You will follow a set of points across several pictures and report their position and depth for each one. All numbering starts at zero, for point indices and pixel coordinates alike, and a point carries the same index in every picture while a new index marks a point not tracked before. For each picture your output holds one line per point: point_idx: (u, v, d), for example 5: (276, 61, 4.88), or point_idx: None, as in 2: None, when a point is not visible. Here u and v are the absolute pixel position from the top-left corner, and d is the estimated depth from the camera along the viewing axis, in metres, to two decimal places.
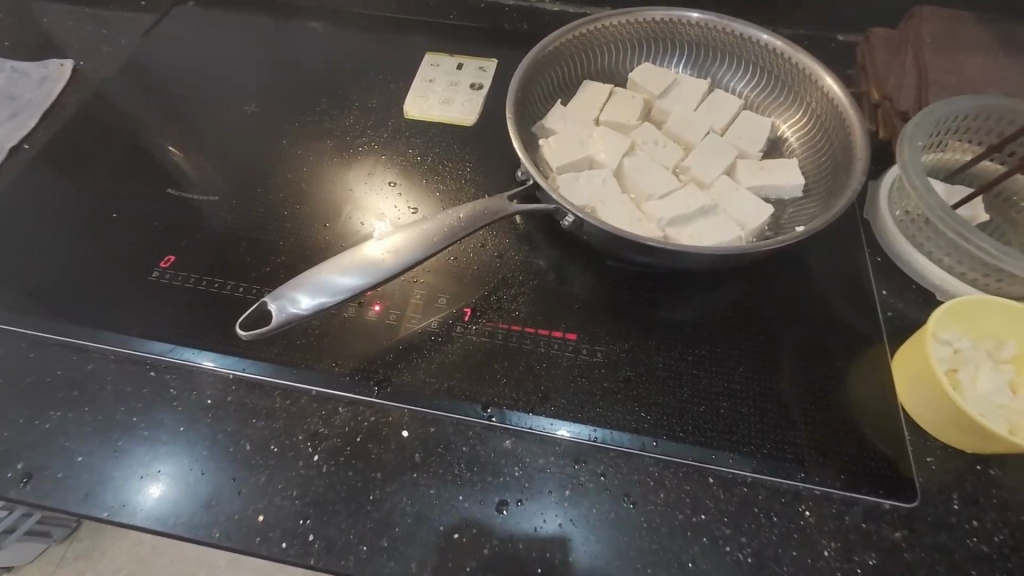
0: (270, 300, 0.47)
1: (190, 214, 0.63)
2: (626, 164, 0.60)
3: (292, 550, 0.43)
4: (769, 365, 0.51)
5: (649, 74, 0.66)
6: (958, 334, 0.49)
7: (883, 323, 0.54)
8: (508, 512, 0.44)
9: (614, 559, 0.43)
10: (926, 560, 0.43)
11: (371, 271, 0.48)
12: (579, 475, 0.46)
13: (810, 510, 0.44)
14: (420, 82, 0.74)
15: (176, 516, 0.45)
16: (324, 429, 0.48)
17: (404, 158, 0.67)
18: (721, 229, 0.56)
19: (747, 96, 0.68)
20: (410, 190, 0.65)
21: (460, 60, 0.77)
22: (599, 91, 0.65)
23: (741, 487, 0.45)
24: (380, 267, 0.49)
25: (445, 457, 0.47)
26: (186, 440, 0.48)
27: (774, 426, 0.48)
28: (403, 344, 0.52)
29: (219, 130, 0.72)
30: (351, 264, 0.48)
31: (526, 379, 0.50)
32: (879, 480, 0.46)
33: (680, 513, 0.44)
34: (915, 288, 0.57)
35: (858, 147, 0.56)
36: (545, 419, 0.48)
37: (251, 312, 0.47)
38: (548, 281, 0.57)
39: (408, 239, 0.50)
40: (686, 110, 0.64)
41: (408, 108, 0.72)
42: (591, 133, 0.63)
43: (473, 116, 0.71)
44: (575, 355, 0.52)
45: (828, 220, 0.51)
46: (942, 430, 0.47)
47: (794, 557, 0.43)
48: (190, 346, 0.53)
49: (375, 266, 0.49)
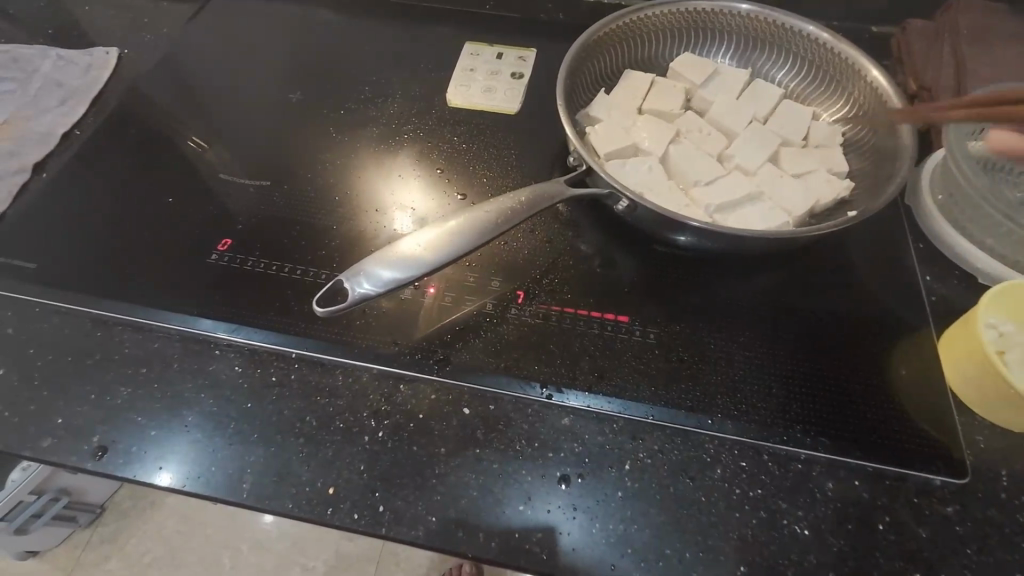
0: (343, 278, 0.48)
1: (241, 198, 0.65)
2: (671, 151, 0.62)
3: (362, 520, 0.45)
4: (817, 347, 0.53)
5: (690, 65, 0.67)
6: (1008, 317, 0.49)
7: (928, 307, 0.55)
8: (570, 486, 0.46)
9: (675, 530, 0.44)
10: (978, 535, 0.44)
11: (422, 260, 0.49)
12: (637, 451, 0.47)
13: (864, 485, 0.46)
14: (461, 71, 0.75)
15: (247, 487, 0.46)
16: (386, 405, 0.50)
17: (449, 146, 0.68)
18: (769, 214, 0.57)
19: (787, 85, 0.69)
20: (456, 176, 0.66)
21: (500, 50, 0.77)
22: (642, 81, 0.66)
23: (796, 464, 0.47)
24: (444, 249, 0.49)
25: (506, 433, 0.48)
26: (252, 416, 0.50)
27: (825, 406, 0.49)
28: (458, 325, 0.54)
29: (263, 118, 0.73)
30: (402, 252, 0.49)
31: (580, 359, 0.52)
32: (931, 458, 0.47)
33: (737, 488, 0.46)
34: (959, 272, 0.57)
35: (905, 135, 0.57)
36: (601, 397, 0.50)
37: (324, 289, 0.48)
38: (597, 265, 0.58)
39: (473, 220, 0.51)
40: (729, 100, 0.65)
41: (450, 96, 0.73)
42: (636, 121, 0.64)
43: (515, 104, 0.72)
44: (628, 336, 0.53)
45: (879, 205, 0.51)
46: (993, 411, 0.48)
47: (851, 531, 0.44)
48: (251, 326, 0.54)
49: (425, 255, 0.49)
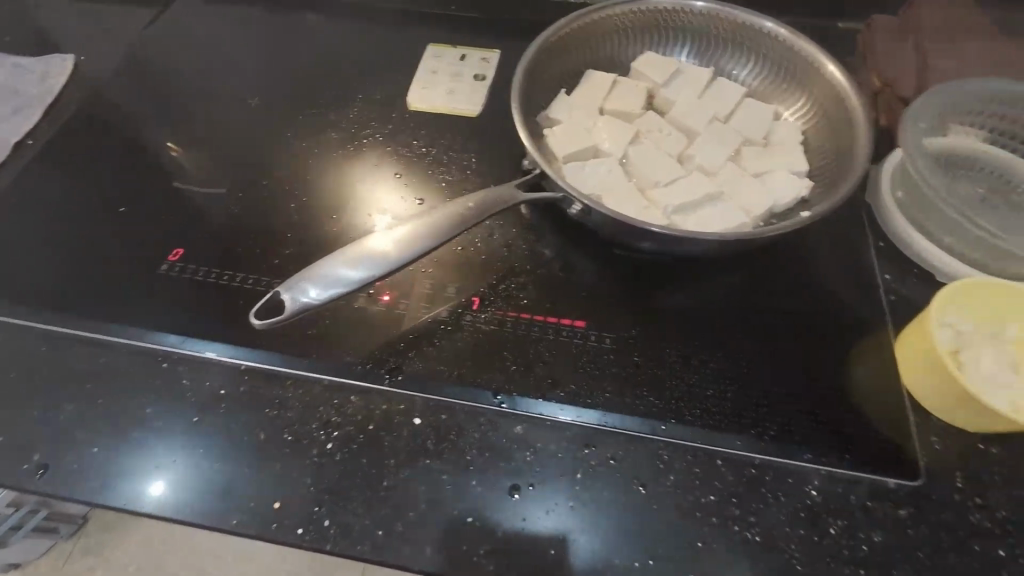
0: (281, 290, 0.47)
1: (195, 206, 0.64)
2: (631, 152, 0.61)
3: (308, 535, 0.44)
4: (774, 349, 0.52)
5: (652, 64, 0.67)
6: (963, 315, 0.49)
7: (886, 306, 0.55)
8: (521, 496, 0.45)
9: (626, 539, 0.44)
10: (930, 537, 0.43)
11: (383, 258, 0.49)
12: (590, 458, 0.47)
13: (817, 490, 0.45)
14: (423, 74, 0.74)
15: (192, 504, 0.45)
16: (336, 417, 0.49)
17: (408, 150, 0.67)
18: (727, 215, 0.56)
19: (749, 83, 0.68)
20: (415, 180, 0.65)
21: (463, 52, 0.76)
22: (604, 81, 0.66)
23: (750, 469, 0.46)
24: (392, 255, 0.49)
25: (457, 443, 0.47)
26: (199, 430, 0.49)
27: (780, 409, 0.49)
28: (412, 333, 0.53)
29: (222, 124, 0.72)
30: (362, 251, 0.49)
31: (535, 366, 0.51)
32: (884, 459, 0.46)
33: (690, 495, 0.45)
34: (919, 270, 0.57)
35: (862, 133, 0.57)
36: (555, 404, 0.49)
37: (262, 302, 0.47)
38: (555, 269, 0.57)
39: (415, 227, 0.50)
40: (690, 99, 0.65)
41: (411, 99, 0.72)
42: (596, 122, 0.63)
43: (477, 107, 0.71)
44: (584, 341, 0.52)
45: (834, 204, 0.51)
46: (947, 411, 0.47)
47: (802, 536, 0.43)
48: (200, 337, 0.54)
49: (387, 253, 0.49)
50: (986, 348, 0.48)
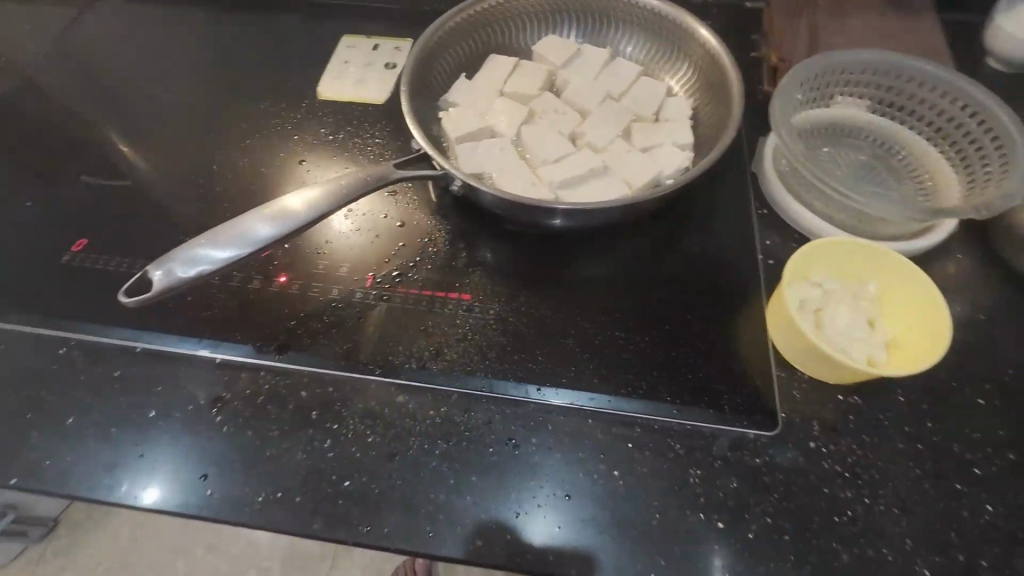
0: (151, 267, 0.48)
1: (102, 198, 0.65)
2: (523, 132, 0.63)
3: (192, 504, 0.46)
4: (652, 314, 0.54)
5: (550, 47, 0.68)
6: (827, 275, 0.52)
7: (764, 270, 0.57)
8: (398, 460, 0.47)
9: (495, 496, 0.45)
10: (782, 482, 0.46)
11: (292, 219, 0.51)
12: (466, 422, 0.49)
13: (680, 443, 0.48)
14: (334, 64, 0.76)
15: (82, 480, 0.47)
16: (225, 393, 0.51)
17: (315, 138, 0.69)
18: (609, 188, 0.58)
19: (646, 63, 0.70)
20: (320, 167, 0.67)
21: (375, 41, 0.78)
22: (502, 64, 0.68)
23: (617, 427, 0.48)
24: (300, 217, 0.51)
25: (340, 414, 0.49)
26: (92, 411, 0.50)
27: (651, 370, 0.51)
28: (304, 311, 0.55)
29: (133, 117, 0.73)
30: (275, 212, 0.51)
31: (419, 338, 0.53)
32: (746, 413, 0.49)
33: (559, 452, 0.47)
34: (797, 236, 0.59)
35: (737, 105, 0.59)
36: (436, 373, 0.51)
37: (133, 281, 0.48)
38: (448, 246, 0.59)
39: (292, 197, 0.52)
40: (585, 79, 0.67)
41: (322, 89, 0.73)
42: (493, 104, 0.65)
43: (384, 94, 0.72)
44: (469, 313, 0.54)
45: (699, 173, 0.53)
46: (809, 366, 0.50)
47: (662, 486, 0.46)
48: (98, 323, 0.55)
49: (296, 215, 0.51)
50: (846, 303, 0.50)
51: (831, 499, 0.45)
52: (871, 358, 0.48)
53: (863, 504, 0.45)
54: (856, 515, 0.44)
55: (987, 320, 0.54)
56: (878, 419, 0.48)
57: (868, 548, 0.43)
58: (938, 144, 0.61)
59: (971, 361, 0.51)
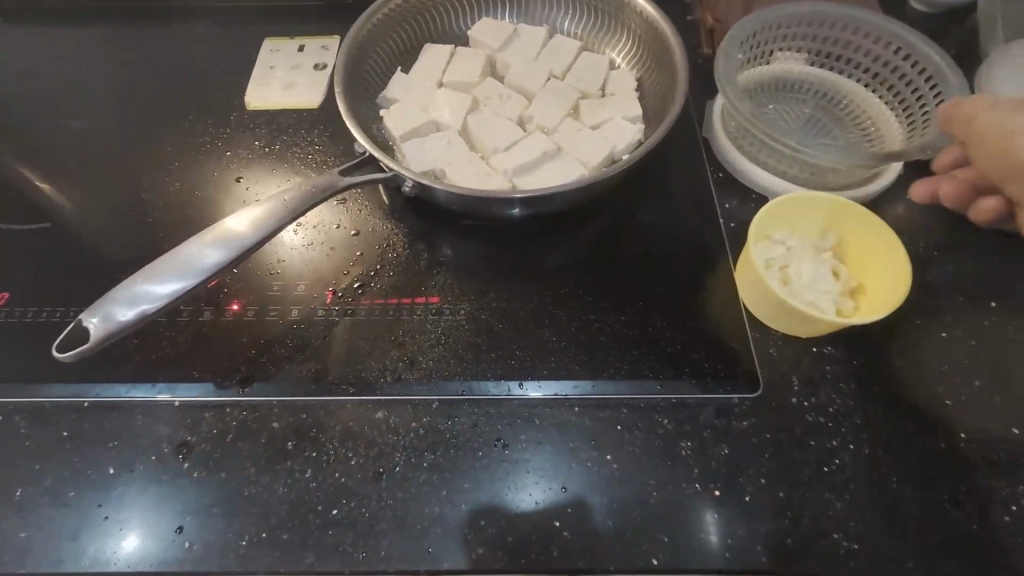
0: (86, 316, 0.44)
1: (20, 244, 0.59)
2: (469, 121, 0.61)
3: (169, 560, 0.43)
4: (623, 292, 0.54)
5: (486, 29, 0.66)
6: (787, 232, 0.52)
7: (728, 231, 0.57)
8: (386, 478, 0.45)
9: (491, 499, 0.44)
10: (770, 440, 0.46)
11: (234, 243, 0.48)
12: (451, 429, 0.47)
13: (668, 418, 0.47)
14: (259, 70, 0.71)
15: (41, 554, 0.43)
16: (190, 436, 0.47)
17: (250, 152, 0.65)
18: (565, 170, 0.57)
19: (585, 37, 0.69)
20: (260, 182, 0.63)
21: (301, 42, 0.74)
22: (439, 53, 0.65)
23: (604, 411, 0.48)
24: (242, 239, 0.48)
25: (318, 440, 0.47)
26: (42, 477, 0.46)
27: (630, 349, 0.51)
28: (263, 337, 0.51)
29: (43, 151, 0.66)
30: (213, 239, 0.48)
31: (390, 349, 0.51)
32: (727, 378, 0.49)
33: (550, 445, 0.46)
34: (755, 196, 0.60)
35: (681, 71, 0.58)
36: (413, 383, 0.49)
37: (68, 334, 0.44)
38: (407, 249, 0.56)
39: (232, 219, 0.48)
40: (526, 59, 0.65)
41: (249, 99, 0.69)
42: (434, 96, 0.62)
43: (318, 97, 0.69)
44: (438, 316, 0.52)
45: (653, 144, 0.52)
46: (781, 323, 0.50)
47: (656, 463, 0.46)
48: (36, 381, 0.50)
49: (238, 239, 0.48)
50: (810, 255, 0.51)
51: (819, 449, 0.46)
52: (839, 307, 0.49)
53: (848, 450, 0.46)
54: (844, 462, 0.46)
55: (939, 255, 0.56)
56: (852, 365, 0.50)
57: (858, 492, 0.44)
58: (877, 89, 0.62)
59: (930, 297, 0.53)
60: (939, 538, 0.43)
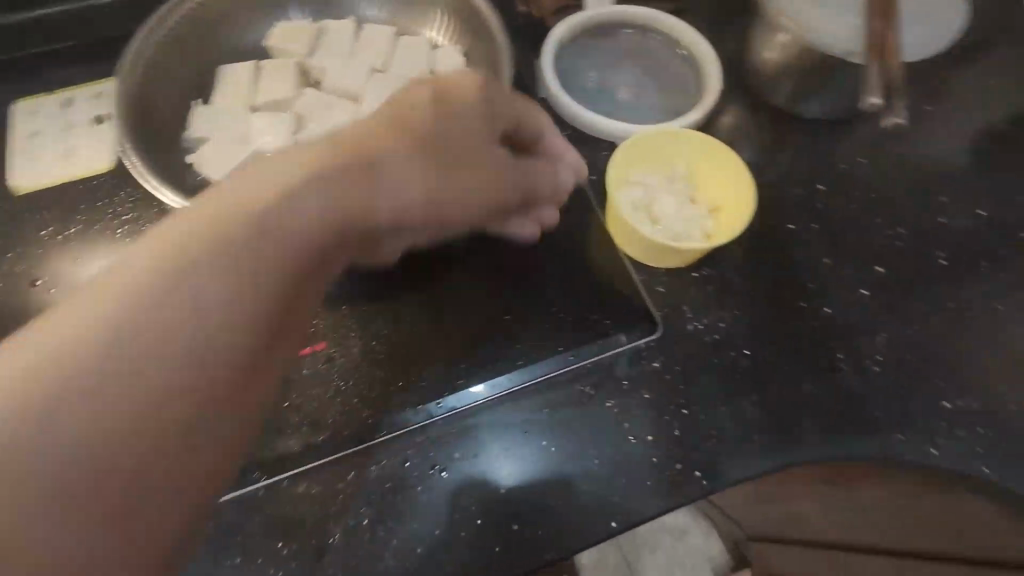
0: None
1: None
2: (297, 142, 0.55)
3: None
4: (512, 273, 0.52)
5: (285, 37, 0.59)
6: (642, 173, 0.54)
7: (585, 188, 0.57)
8: (330, 551, 0.42)
9: (445, 529, 0.43)
10: (681, 373, 0.49)
11: None
12: (383, 475, 0.45)
13: (588, 385, 0.48)
14: (21, 142, 0.58)
15: None
16: None
17: (40, 243, 0.53)
18: None
19: (394, 20, 0.64)
20: (64, 275, 0.52)
21: (64, 95, 0.61)
22: (238, 74, 0.57)
23: (528, 399, 0.48)
24: None
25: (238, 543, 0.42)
26: None
27: (534, 329, 0.50)
28: None
29: None
30: None
31: (287, 416, 0.46)
32: (630, 327, 0.50)
33: (486, 452, 0.46)
34: (605, 145, 0.61)
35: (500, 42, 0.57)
36: (325, 444, 0.45)
37: None
38: None
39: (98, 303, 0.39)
40: (338, 60, 0.60)
41: (20, 180, 0.56)
42: (249, 124, 0.55)
43: (108, 156, 0.58)
44: (330, 361, 0.48)
45: None
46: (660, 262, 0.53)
47: (589, 432, 0.47)
48: None
49: None
50: (660, 194, 0.54)
51: (724, 368, 0.50)
52: (700, 235, 0.52)
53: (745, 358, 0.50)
54: (745, 370, 0.50)
55: (766, 159, 0.61)
56: (729, 280, 0.54)
57: (765, 391, 0.49)
58: None
59: (775, 197, 0.58)
60: (838, 403, 0.49)
